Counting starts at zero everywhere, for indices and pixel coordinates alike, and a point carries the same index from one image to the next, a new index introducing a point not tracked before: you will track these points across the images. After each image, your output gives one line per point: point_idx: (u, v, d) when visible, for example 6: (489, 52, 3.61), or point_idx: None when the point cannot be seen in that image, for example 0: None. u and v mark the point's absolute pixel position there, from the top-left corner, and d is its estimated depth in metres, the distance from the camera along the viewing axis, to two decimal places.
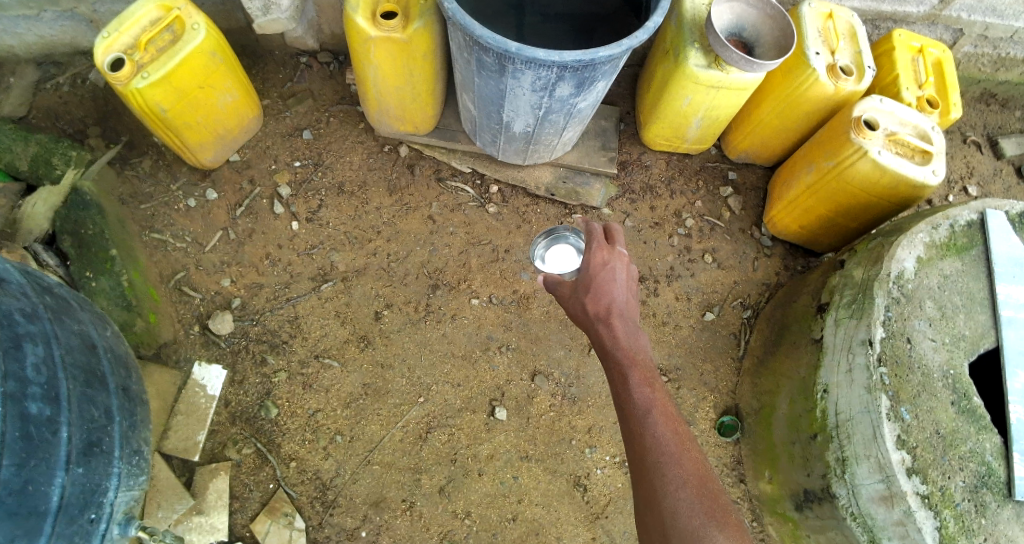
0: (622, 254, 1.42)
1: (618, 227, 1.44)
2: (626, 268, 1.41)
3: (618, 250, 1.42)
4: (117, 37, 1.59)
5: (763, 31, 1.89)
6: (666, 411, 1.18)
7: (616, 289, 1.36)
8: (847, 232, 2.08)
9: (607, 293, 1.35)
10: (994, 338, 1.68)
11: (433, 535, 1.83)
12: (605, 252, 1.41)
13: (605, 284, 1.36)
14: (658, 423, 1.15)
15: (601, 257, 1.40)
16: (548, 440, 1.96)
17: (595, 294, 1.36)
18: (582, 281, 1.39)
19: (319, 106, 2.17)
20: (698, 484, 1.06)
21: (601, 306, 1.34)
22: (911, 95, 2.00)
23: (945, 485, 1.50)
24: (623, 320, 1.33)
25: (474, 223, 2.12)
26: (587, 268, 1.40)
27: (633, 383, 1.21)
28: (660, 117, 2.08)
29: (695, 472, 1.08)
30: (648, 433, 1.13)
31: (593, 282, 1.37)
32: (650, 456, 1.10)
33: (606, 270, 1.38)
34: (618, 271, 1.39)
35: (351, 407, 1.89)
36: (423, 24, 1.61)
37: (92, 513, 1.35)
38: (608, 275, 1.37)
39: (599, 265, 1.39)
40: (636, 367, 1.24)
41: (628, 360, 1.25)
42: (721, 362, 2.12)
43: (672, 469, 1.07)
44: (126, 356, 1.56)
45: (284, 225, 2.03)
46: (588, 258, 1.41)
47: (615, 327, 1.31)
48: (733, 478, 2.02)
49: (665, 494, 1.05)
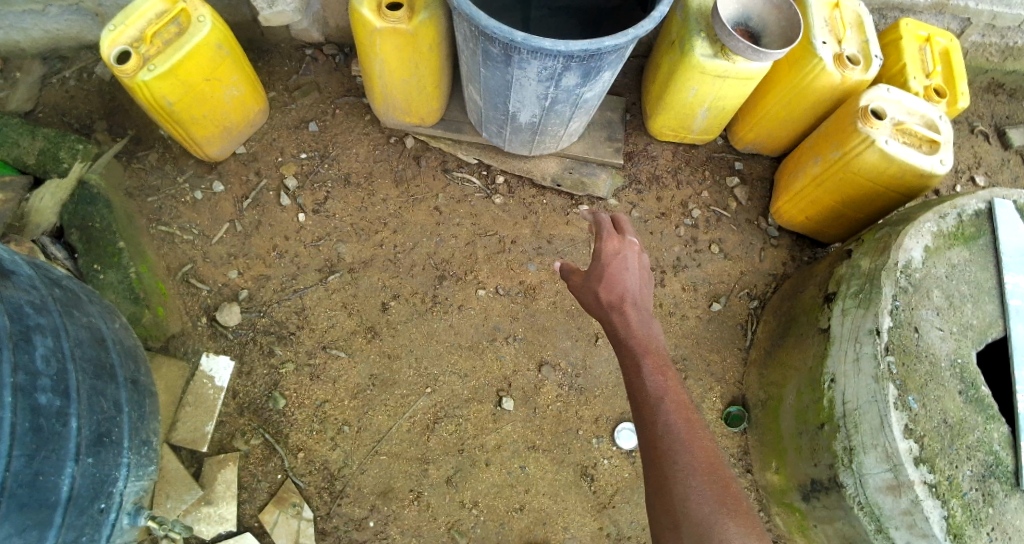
0: (633, 244, 1.44)
1: (628, 218, 1.47)
2: (638, 257, 1.43)
3: (630, 239, 1.45)
4: (122, 30, 1.59)
5: (770, 21, 1.89)
6: (678, 399, 1.18)
7: (628, 278, 1.39)
8: (854, 223, 2.08)
9: (619, 281, 1.38)
10: (1002, 328, 1.67)
11: (441, 525, 1.84)
12: (617, 242, 1.44)
13: (618, 274, 1.39)
14: (670, 411, 1.15)
15: (613, 247, 1.43)
16: (556, 430, 1.96)
17: (607, 283, 1.38)
18: (596, 272, 1.41)
19: (325, 98, 2.17)
20: (709, 472, 1.06)
21: (614, 295, 1.36)
22: (919, 84, 2.00)
23: (953, 474, 1.49)
24: (636, 308, 1.35)
25: (481, 214, 2.13)
26: (598, 259, 1.43)
27: (645, 372, 1.22)
28: (666, 108, 2.08)
29: (706, 460, 1.08)
30: (659, 420, 1.13)
31: (605, 271, 1.40)
32: (661, 444, 1.10)
33: (617, 259, 1.41)
34: (630, 260, 1.42)
35: (359, 397, 1.90)
36: (428, 15, 1.62)
37: (103, 504, 1.37)
38: (620, 265, 1.40)
39: (611, 255, 1.42)
40: (648, 356, 1.25)
41: (640, 349, 1.26)
42: (728, 352, 2.12)
43: (683, 457, 1.07)
44: (135, 348, 1.57)
45: (291, 217, 2.04)
46: (599, 247, 1.43)
47: (629, 316, 1.33)
48: (741, 468, 2.02)
49: (677, 482, 1.05)
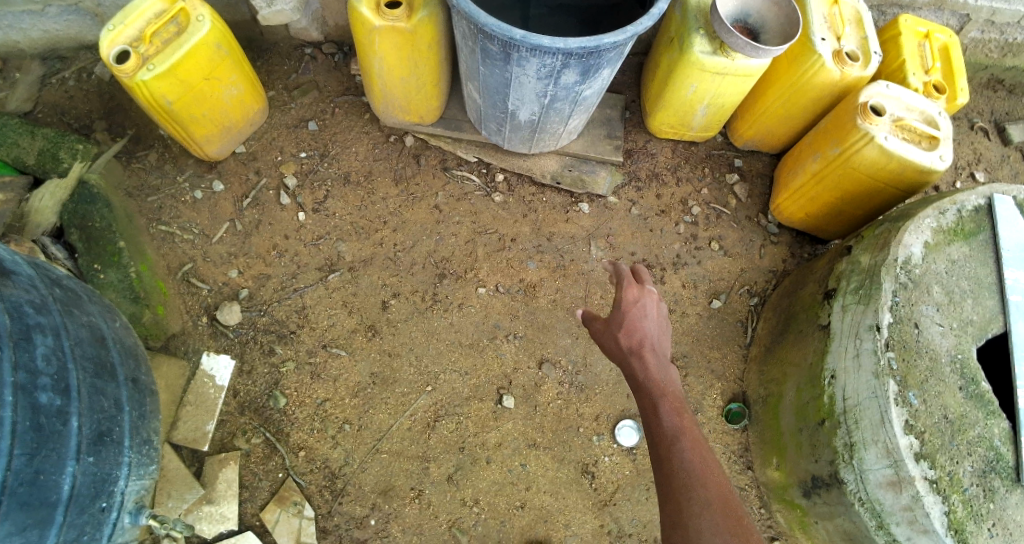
0: (653, 293, 1.44)
1: (647, 267, 1.47)
2: (658, 306, 1.42)
3: (649, 289, 1.44)
4: (122, 30, 1.59)
5: (769, 18, 1.89)
6: (694, 439, 1.19)
7: (648, 324, 1.39)
8: (854, 219, 2.08)
9: (638, 327, 1.37)
10: (1002, 323, 1.67)
11: (442, 523, 1.84)
12: (636, 290, 1.43)
13: (637, 320, 1.39)
14: (687, 449, 1.16)
15: (633, 295, 1.42)
16: (556, 428, 1.96)
17: (627, 329, 1.37)
18: (616, 318, 1.41)
19: (324, 97, 2.17)
20: (722, 507, 1.06)
21: (634, 340, 1.35)
22: (918, 80, 1.99)
23: (953, 470, 1.50)
24: (656, 353, 1.34)
25: (480, 212, 2.13)
26: (618, 307, 1.42)
27: (662, 413, 1.23)
28: (666, 105, 2.08)
29: (720, 496, 1.08)
30: (676, 458, 1.15)
31: (625, 319, 1.39)
32: (677, 481, 1.11)
33: (637, 307, 1.40)
34: (650, 308, 1.41)
35: (360, 396, 1.90)
36: (427, 13, 1.62)
37: (103, 503, 1.37)
38: (639, 312, 1.39)
39: (631, 303, 1.41)
40: (666, 397, 1.25)
41: (658, 390, 1.27)
42: (728, 349, 2.12)
43: (697, 492, 1.09)
44: (135, 347, 1.58)
45: (291, 216, 2.04)
46: (620, 295, 1.43)
47: (647, 361, 1.32)
48: (741, 465, 2.02)
49: (691, 515, 1.06)
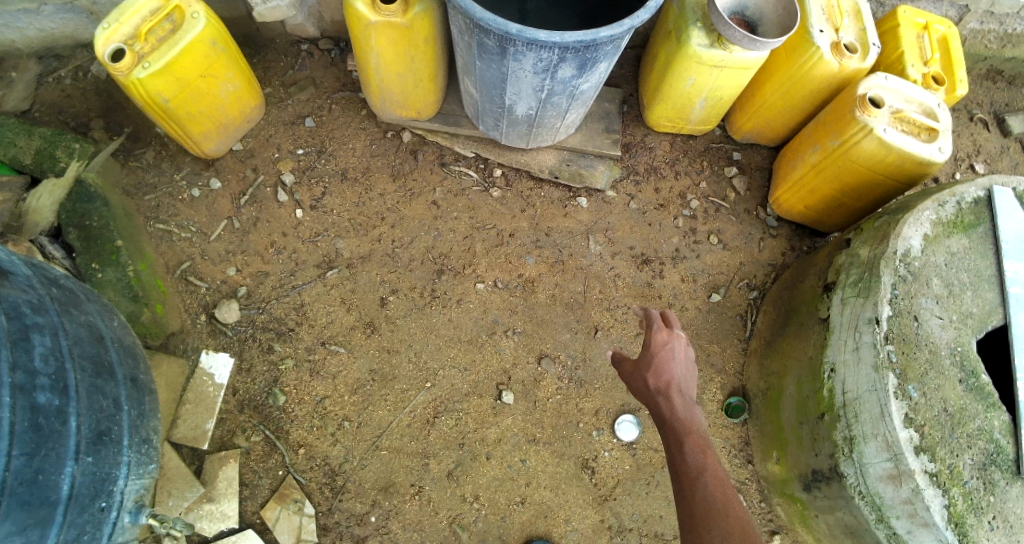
0: (682, 336, 1.43)
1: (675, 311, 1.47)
2: (686, 349, 1.42)
3: (678, 332, 1.44)
4: (117, 28, 1.58)
5: (767, 10, 1.88)
6: (720, 484, 1.16)
7: (676, 366, 1.38)
8: (853, 211, 2.07)
9: (666, 369, 1.37)
10: (1002, 315, 1.67)
11: (443, 519, 1.84)
12: (665, 333, 1.43)
13: (665, 362, 1.39)
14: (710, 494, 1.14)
15: (662, 338, 1.42)
16: (556, 423, 1.96)
17: (655, 370, 1.38)
18: (645, 360, 1.41)
19: (321, 94, 2.17)
20: None
21: (661, 382, 1.36)
22: (917, 71, 1.98)
23: (953, 463, 1.49)
24: (683, 395, 1.33)
25: (479, 208, 2.12)
26: (646, 349, 1.42)
27: (687, 456, 1.22)
28: (664, 99, 2.07)
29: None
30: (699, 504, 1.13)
31: (653, 360, 1.39)
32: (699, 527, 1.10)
33: (666, 349, 1.40)
34: (678, 350, 1.41)
35: (359, 393, 1.90)
36: (423, 8, 1.61)
37: (103, 502, 1.37)
38: (668, 354, 1.40)
39: (660, 345, 1.41)
40: (691, 440, 1.24)
41: (683, 431, 1.26)
42: (727, 343, 2.12)
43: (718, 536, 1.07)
44: (134, 346, 1.57)
45: (288, 213, 2.04)
46: (649, 338, 1.43)
47: (674, 402, 1.32)
48: (741, 459, 2.02)
49: None
